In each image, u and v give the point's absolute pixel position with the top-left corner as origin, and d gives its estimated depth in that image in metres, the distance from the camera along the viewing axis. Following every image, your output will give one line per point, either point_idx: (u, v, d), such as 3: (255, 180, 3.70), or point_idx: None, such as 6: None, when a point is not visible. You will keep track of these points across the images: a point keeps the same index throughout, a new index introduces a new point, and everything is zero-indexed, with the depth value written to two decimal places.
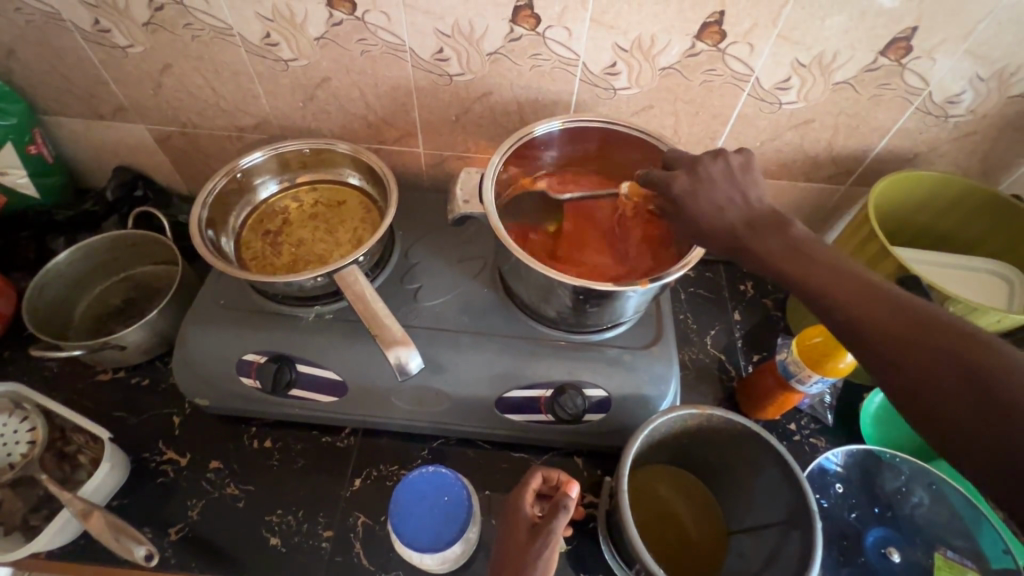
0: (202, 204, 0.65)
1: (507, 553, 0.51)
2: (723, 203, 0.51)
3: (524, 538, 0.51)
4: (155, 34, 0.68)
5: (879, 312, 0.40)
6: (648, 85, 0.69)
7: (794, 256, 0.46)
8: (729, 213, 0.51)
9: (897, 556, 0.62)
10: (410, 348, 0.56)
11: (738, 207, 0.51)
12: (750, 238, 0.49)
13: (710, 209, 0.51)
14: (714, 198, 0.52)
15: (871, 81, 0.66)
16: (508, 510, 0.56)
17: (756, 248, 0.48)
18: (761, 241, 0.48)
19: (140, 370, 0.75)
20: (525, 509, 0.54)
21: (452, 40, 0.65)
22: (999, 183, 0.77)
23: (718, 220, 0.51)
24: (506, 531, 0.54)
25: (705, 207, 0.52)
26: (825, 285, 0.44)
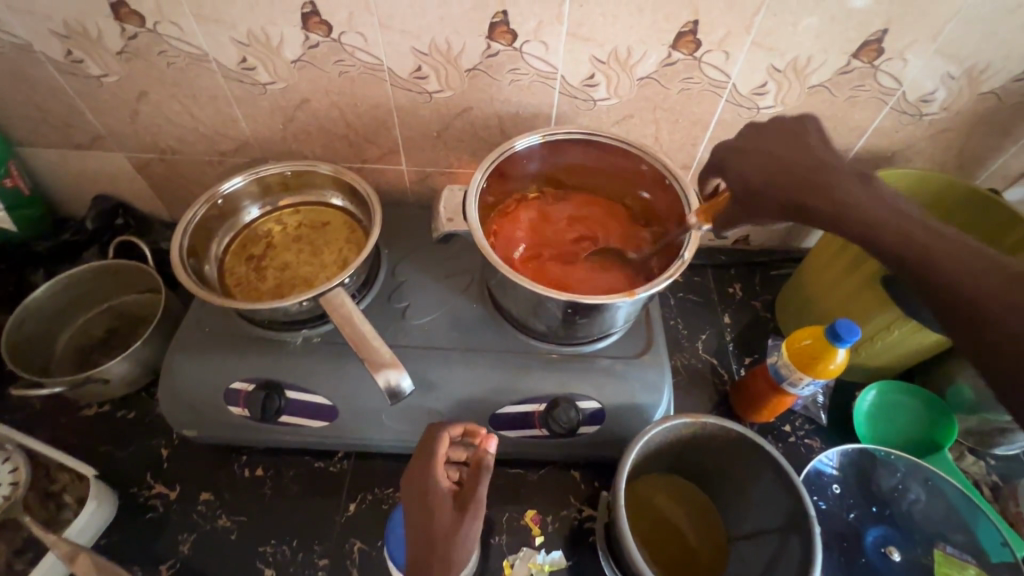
0: (183, 233, 0.64)
1: (433, 538, 0.48)
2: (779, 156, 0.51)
3: (445, 511, 0.49)
4: (129, 62, 0.67)
5: (1006, 287, 0.38)
6: (627, 95, 0.69)
7: (881, 206, 0.45)
8: (809, 165, 0.49)
9: (897, 555, 0.62)
10: (399, 369, 0.55)
11: (799, 154, 0.50)
12: (810, 190, 0.47)
13: (758, 163, 0.52)
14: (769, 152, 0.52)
15: (846, 83, 0.67)
16: (417, 486, 0.51)
17: (816, 200, 0.47)
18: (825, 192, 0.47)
19: (126, 402, 0.73)
20: (438, 480, 0.51)
21: (429, 58, 0.65)
22: (976, 177, 0.78)
23: (798, 173, 0.49)
24: (421, 505, 0.50)
25: (782, 155, 0.50)
26: (927, 249, 0.42)
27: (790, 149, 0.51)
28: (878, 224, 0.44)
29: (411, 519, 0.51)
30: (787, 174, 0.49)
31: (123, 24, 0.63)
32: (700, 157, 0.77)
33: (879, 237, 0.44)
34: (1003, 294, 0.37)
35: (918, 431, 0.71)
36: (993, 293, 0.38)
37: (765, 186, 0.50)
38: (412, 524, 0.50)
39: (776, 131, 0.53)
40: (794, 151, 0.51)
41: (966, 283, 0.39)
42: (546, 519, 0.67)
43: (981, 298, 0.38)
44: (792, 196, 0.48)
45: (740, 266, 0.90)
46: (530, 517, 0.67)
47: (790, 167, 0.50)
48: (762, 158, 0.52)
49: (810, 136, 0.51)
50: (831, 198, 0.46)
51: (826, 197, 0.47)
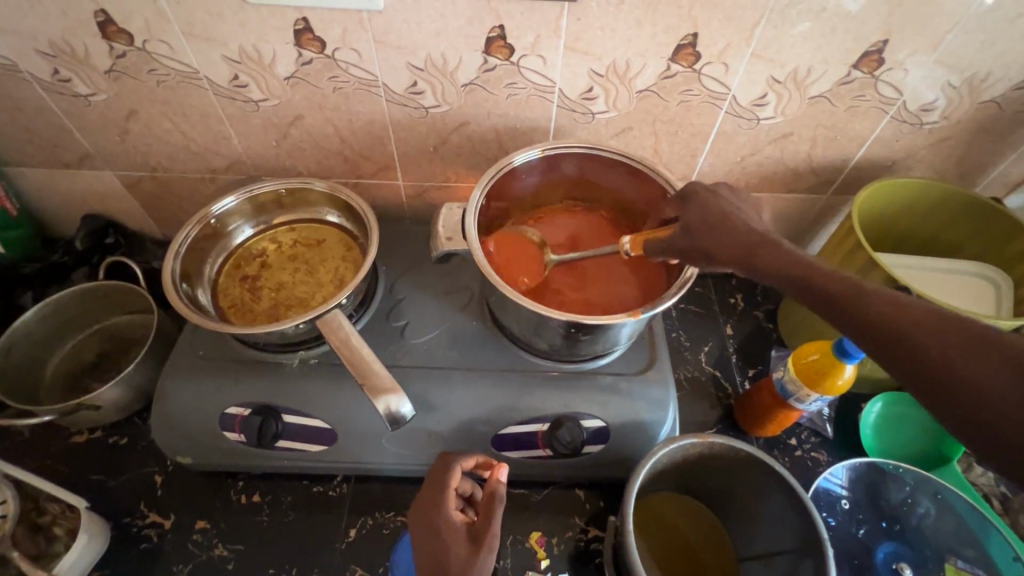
0: (174, 256, 0.62)
1: (448, 567, 0.46)
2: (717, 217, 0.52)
3: (459, 538, 0.48)
4: (118, 81, 0.66)
5: (944, 325, 0.36)
6: (625, 108, 0.68)
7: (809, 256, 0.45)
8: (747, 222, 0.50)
9: (909, 571, 0.61)
10: (399, 394, 0.53)
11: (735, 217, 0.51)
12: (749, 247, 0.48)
13: (699, 219, 0.53)
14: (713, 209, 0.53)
15: (846, 94, 0.66)
16: (426, 518, 0.50)
17: (760, 258, 0.47)
18: (761, 251, 0.47)
19: (118, 428, 0.72)
20: (449, 510, 0.50)
21: (425, 74, 0.64)
22: (976, 184, 0.78)
23: (738, 227, 0.50)
24: (431, 538, 0.49)
25: (728, 209, 0.52)
26: (860, 294, 0.40)
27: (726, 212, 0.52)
28: (807, 273, 0.43)
29: (421, 556, 0.48)
30: (728, 235, 0.50)
31: (111, 43, 0.62)
32: (700, 168, 0.77)
33: (814, 285, 0.43)
34: (937, 334, 0.35)
35: (925, 443, 0.70)
36: (936, 332, 0.35)
37: (711, 232, 0.51)
38: (423, 560, 0.48)
39: (728, 191, 0.55)
40: (740, 210, 0.53)
41: (910, 324, 0.37)
42: (552, 541, 0.65)
43: (922, 341, 0.36)
44: (736, 245, 0.49)
45: (741, 275, 0.89)
46: (535, 540, 0.65)
47: (727, 227, 0.51)
48: (703, 217, 0.53)
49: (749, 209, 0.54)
50: (772, 248, 0.47)
51: (768, 247, 0.47)
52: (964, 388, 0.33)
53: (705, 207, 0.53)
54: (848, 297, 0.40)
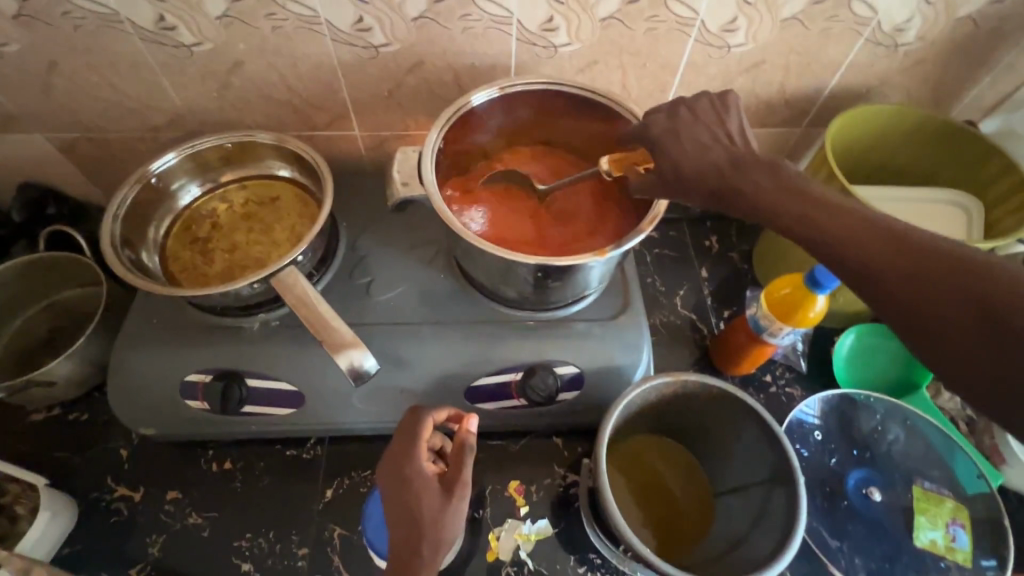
0: (113, 218, 0.58)
1: (419, 520, 0.45)
2: (696, 150, 0.48)
3: (430, 491, 0.47)
4: (30, 27, 0.59)
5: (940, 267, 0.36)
6: (589, 39, 0.64)
7: (781, 188, 0.43)
8: (712, 159, 0.47)
9: (878, 496, 0.63)
10: (363, 349, 0.51)
11: (705, 149, 0.48)
12: (733, 187, 0.45)
13: (687, 154, 0.48)
14: (692, 141, 0.49)
15: (819, 15, 0.63)
16: (396, 468, 0.49)
17: (741, 192, 0.45)
18: (749, 184, 0.44)
19: (77, 405, 0.69)
20: (421, 462, 0.49)
21: (371, 7, 0.59)
22: (950, 110, 0.76)
23: (703, 175, 0.47)
24: (401, 491, 0.47)
25: (690, 149, 0.48)
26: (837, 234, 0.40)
27: (694, 149, 0.48)
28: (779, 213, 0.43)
29: (389, 504, 0.48)
30: (702, 175, 0.47)
31: None
32: None
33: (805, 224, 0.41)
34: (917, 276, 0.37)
35: (895, 372, 0.71)
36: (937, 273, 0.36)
37: (681, 180, 0.48)
38: (391, 509, 0.47)
39: (688, 119, 0.50)
40: (712, 138, 0.48)
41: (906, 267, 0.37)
42: (531, 488, 0.66)
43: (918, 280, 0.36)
44: (705, 183, 0.47)
45: (716, 218, 0.88)
46: (514, 488, 0.65)
47: (701, 164, 0.47)
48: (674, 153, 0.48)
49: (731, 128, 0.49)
50: (740, 187, 0.45)
51: (734, 192, 0.45)
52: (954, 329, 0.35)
53: (666, 157, 0.49)
54: (828, 237, 0.40)
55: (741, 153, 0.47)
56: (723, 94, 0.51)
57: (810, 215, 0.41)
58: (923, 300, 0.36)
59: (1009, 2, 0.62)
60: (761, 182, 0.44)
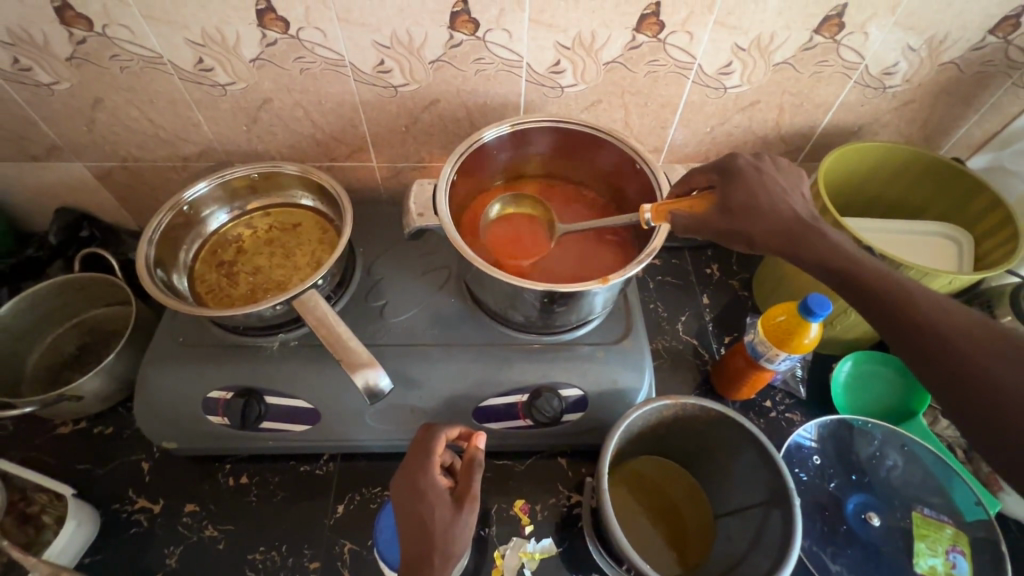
0: (148, 242, 0.62)
1: (430, 529, 0.48)
2: (774, 194, 0.53)
3: (442, 503, 0.49)
4: (80, 68, 0.65)
5: (974, 330, 0.41)
6: (594, 80, 0.69)
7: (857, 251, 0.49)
8: (790, 206, 0.52)
9: (876, 520, 0.64)
10: (377, 369, 0.54)
11: (776, 196, 0.53)
12: (800, 234, 0.51)
13: (763, 195, 0.53)
14: (769, 186, 0.54)
15: (810, 59, 0.67)
16: (410, 480, 0.51)
17: (810, 242, 0.50)
18: (818, 234, 0.50)
19: (103, 419, 0.72)
20: (434, 475, 0.51)
21: (391, 51, 0.64)
22: (940, 146, 0.80)
23: (782, 214, 0.52)
24: (413, 503, 0.50)
25: (771, 189, 0.54)
26: (914, 300, 0.44)
27: (770, 196, 0.53)
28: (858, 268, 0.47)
29: (402, 515, 0.50)
30: (770, 223, 0.52)
31: (71, 29, 0.61)
32: (671, 140, 0.78)
33: (854, 276, 0.47)
34: (985, 346, 0.40)
35: (892, 399, 0.73)
36: (967, 334, 0.41)
37: (754, 207, 0.53)
38: (404, 519, 0.50)
39: (771, 167, 0.56)
40: (784, 190, 0.54)
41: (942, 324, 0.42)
42: (535, 508, 0.67)
43: (951, 338, 0.41)
44: (776, 227, 0.51)
45: (717, 247, 0.91)
46: (519, 507, 0.67)
47: (779, 209, 0.52)
48: (749, 197, 0.53)
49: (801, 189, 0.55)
50: (817, 234, 0.50)
51: (812, 234, 0.50)
52: (979, 381, 0.39)
53: (747, 187, 0.54)
54: (888, 292, 0.45)
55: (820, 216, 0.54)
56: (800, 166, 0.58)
57: (862, 269, 0.47)
58: (974, 359, 0.40)
59: (989, 48, 0.66)
60: (821, 238, 0.50)
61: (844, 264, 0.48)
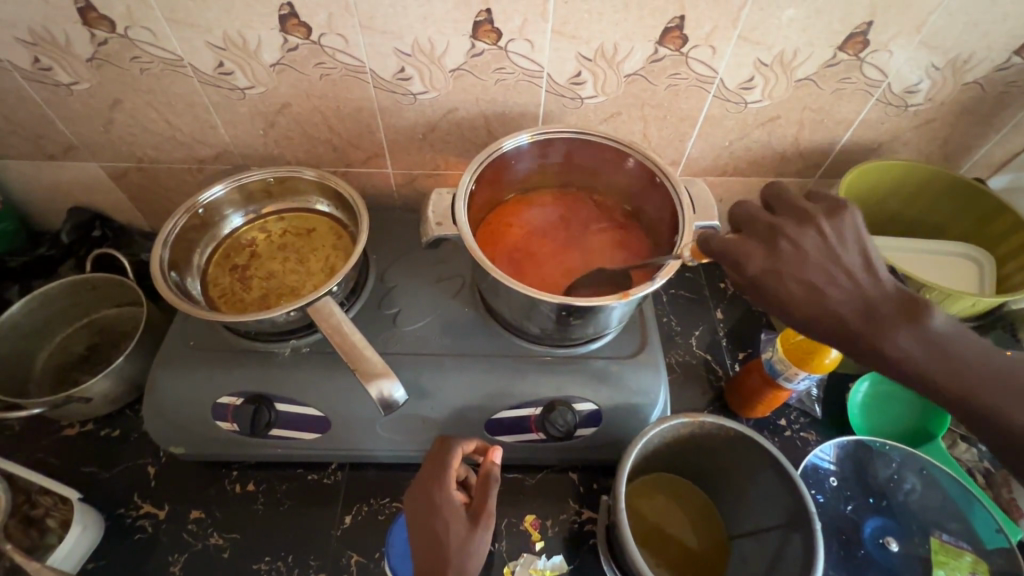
0: (163, 244, 0.62)
1: (446, 546, 0.47)
2: (818, 294, 0.43)
3: (458, 520, 0.48)
4: (101, 69, 0.65)
5: None
6: (614, 92, 0.68)
7: (935, 356, 0.41)
8: (841, 303, 0.43)
9: (895, 545, 0.63)
10: (392, 379, 0.54)
11: (823, 297, 0.43)
12: (863, 342, 0.42)
13: (806, 302, 0.44)
14: (808, 285, 0.44)
15: (832, 76, 0.66)
16: (426, 495, 0.50)
17: (879, 350, 0.42)
18: (887, 342, 0.42)
19: (109, 421, 0.71)
20: (451, 492, 0.50)
21: (412, 59, 0.64)
22: (959, 165, 0.79)
23: (839, 319, 0.43)
24: (429, 520, 0.49)
25: (805, 295, 0.44)
26: (1023, 426, 0.39)
27: (813, 300, 0.43)
28: (956, 384, 0.41)
29: (416, 530, 0.49)
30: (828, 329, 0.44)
31: (93, 30, 0.61)
32: (689, 154, 0.77)
33: (945, 385, 0.41)
34: None
35: (910, 420, 0.72)
36: None
37: (801, 325, 0.45)
38: (419, 532, 0.49)
39: (799, 249, 0.45)
40: (829, 283, 0.43)
41: None
42: (546, 523, 0.66)
43: None
44: (838, 334, 0.43)
45: None
46: (529, 522, 0.66)
47: (831, 314, 0.43)
48: (795, 304, 0.44)
49: (846, 262, 0.44)
50: (884, 342, 0.42)
51: (869, 351, 0.42)
52: None
53: (784, 294, 0.44)
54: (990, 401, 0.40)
55: (875, 301, 0.43)
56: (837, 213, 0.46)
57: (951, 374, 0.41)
58: None
59: (1015, 69, 0.65)
60: (895, 332, 0.42)
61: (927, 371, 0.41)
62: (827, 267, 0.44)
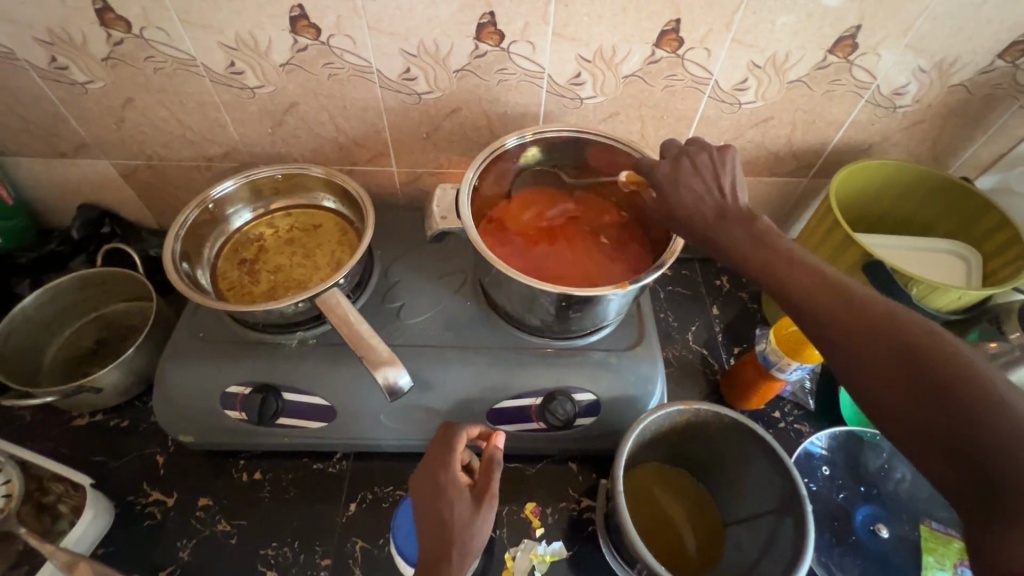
0: (175, 237, 0.64)
1: (451, 526, 0.49)
2: (699, 194, 0.51)
3: (462, 501, 0.50)
4: (115, 68, 0.67)
5: (868, 321, 0.40)
6: (612, 93, 0.71)
7: (758, 247, 0.47)
8: (702, 204, 0.51)
9: (885, 532, 0.64)
10: (397, 367, 0.55)
11: (698, 198, 0.51)
12: (711, 232, 0.50)
13: (683, 201, 0.52)
14: (692, 189, 0.52)
15: (822, 78, 0.69)
16: (432, 477, 0.52)
17: (719, 239, 0.49)
18: (727, 232, 0.49)
19: (118, 412, 0.73)
20: (455, 473, 0.52)
21: (418, 60, 0.66)
22: (948, 166, 0.81)
23: (693, 215, 0.51)
24: (434, 500, 0.51)
25: (686, 198, 0.52)
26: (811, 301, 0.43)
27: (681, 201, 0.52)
28: (767, 269, 0.46)
29: (422, 509, 0.51)
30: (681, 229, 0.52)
31: (109, 30, 0.63)
32: None
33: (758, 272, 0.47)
34: (877, 342, 0.39)
35: None
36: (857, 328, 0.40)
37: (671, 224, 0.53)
38: (423, 514, 0.51)
39: (694, 163, 0.53)
40: (706, 190, 0.51)
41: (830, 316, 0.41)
42: (546, 511, 0.68)
43: (844, 332, 0.40)
44: (691, 229, 0.51)
45: None
46: (530, 510, 0.68)
47: (696, 208, 0.51)
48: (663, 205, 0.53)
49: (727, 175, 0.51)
50: (724, 231, 0.49)
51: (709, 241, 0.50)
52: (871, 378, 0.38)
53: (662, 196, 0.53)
54: (788, 283, 0.45)
55: (728, 206, 0.50)
56: (723, 148, 0.53)
57: (762, 260, 0.47)
58: (867, 356, 0.39)
59: (998, 72, 0.68)
60: (736, 226, 0.49)
61: (745, 258, 0.48)
62: (713, 178, 0.52)
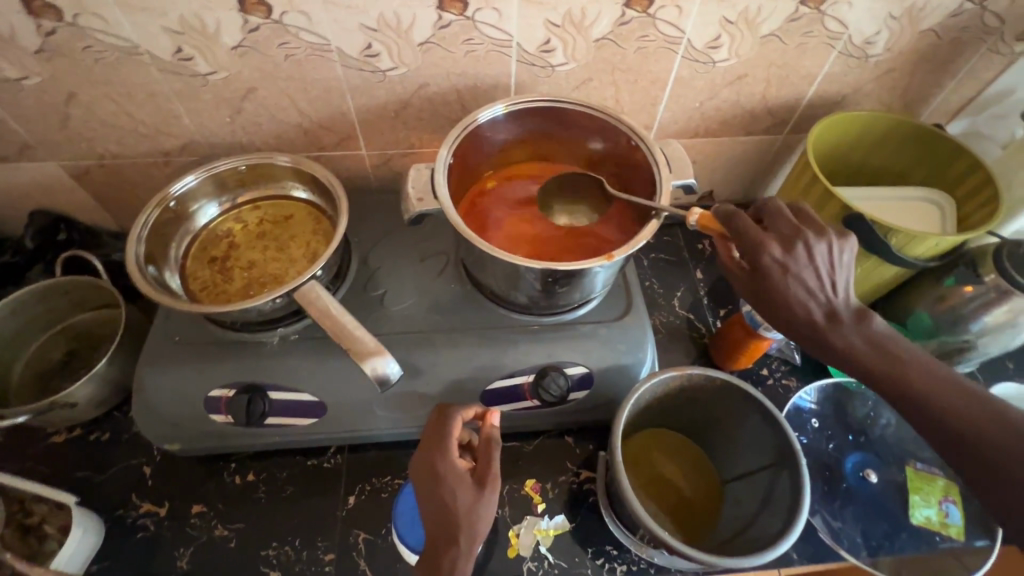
0: (137, 239, 0.60)
1: (456, 513, 0.48)
2: (810, 291, 0.50)
3: (466, 486, 0.50)
4: (51, 61, 0.62)
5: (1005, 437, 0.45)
6: (584, 58, 0.68)
7: (878, 350, 0.50)
8: (811, 304, 0.50)
9: (874, 477, 0.67)
10: (385, 356, 0.54)
11: (805, 296, 0.50)
12: (823, 332, 0.50)
13: (796, 300, 0.50)
14: (802, 285, 0.50)
15: (796, 31, 0.68)
16: (431, 463, 0.51)
17: (835, 342, 0.50)
18: (842, 335, 0.50)
19: (97, 425, 0.70)
20: (456, 459, 0.51)
21: (379, 34, 0.63)
22: (920, 113, 0.82)
23: (800, 314, 0.50)
24: (436, 487, 0.50)
25: (795, 292, 0.50)
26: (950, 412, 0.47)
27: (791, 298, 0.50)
28: (890, 376, 0.49)
29: (424, 496, 0.50)
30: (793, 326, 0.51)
31: (39, 19, 0.58)
32: (661, 118, 0.78)
33: (878, 376, 0.50)
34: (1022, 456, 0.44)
35: None
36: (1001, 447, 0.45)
37: (773, 313, 0.51)
38: (427, 502, 0.50)
39: (805, 257, 0.50)
40: (813, 287, 0.50)
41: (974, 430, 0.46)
42: (546, 486, 0.68)
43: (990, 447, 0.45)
44: (797, 323, 0.51)
45: None
46: (530, 486, 0.68)
47: (807, 309, 0.50)
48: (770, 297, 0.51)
49: (838, 272, 0.50)
50: (838, 336, 0.50)
51: (821, 342, 0.50)
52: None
53: (774, 283, 0.50)
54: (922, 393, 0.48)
55: (838, 305, 0.50)
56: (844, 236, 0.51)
57: (882, 364, 0.49)
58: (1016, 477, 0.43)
59: (967, 15, 0.68)
60: (853, 324, 0.50)
61: (864, 360, 0.50)
62: (822, 275, 0.50)
